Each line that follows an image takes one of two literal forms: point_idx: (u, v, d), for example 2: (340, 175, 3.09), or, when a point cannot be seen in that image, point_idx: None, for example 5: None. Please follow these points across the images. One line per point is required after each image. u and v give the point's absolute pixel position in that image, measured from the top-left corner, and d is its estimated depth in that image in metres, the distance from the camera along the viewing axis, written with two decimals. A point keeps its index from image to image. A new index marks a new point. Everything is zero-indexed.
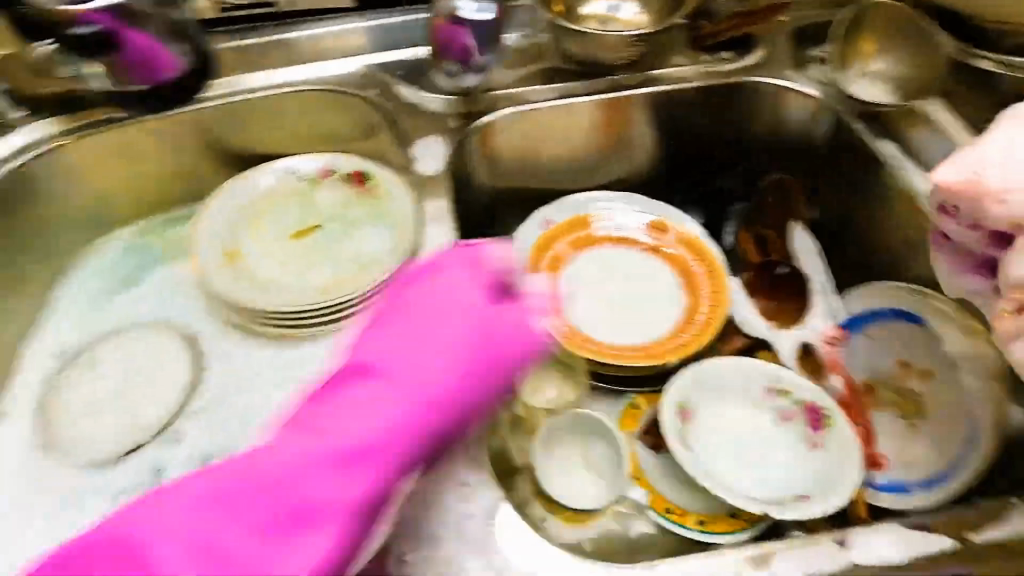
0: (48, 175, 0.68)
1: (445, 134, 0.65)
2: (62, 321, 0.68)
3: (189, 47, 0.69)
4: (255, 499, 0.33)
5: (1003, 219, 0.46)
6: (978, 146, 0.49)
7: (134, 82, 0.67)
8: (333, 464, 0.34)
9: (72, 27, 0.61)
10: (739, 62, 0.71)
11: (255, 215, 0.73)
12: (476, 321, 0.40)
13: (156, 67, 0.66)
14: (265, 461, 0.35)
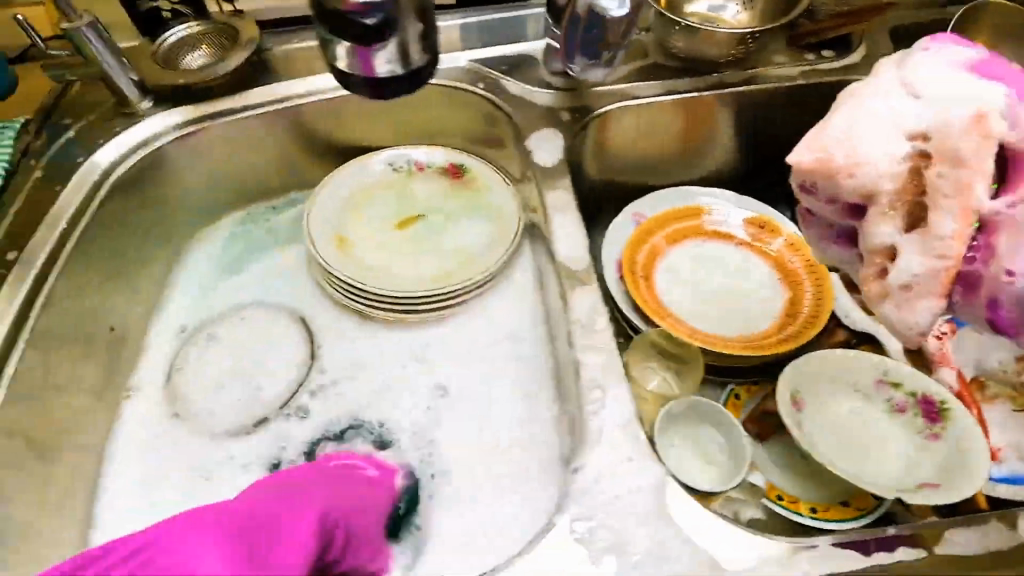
0: (170, 162, 0.70)
1: (562, 127, 0.68)
2: (177, 299, 0.69)
3: (428, 38, 0.44)
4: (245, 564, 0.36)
5: (856, 191, 0.40)
6: (827, 121, 0.41)
7: (351, 66, 0.43)
8: (280, 528, 0.40)
9: (349, 12, 0.40)
10: (839, 61, 0.73)
11: (358, 203, 0.75)
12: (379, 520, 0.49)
13: (370, 55, 0.42)
14: (246, 511, 0.40)
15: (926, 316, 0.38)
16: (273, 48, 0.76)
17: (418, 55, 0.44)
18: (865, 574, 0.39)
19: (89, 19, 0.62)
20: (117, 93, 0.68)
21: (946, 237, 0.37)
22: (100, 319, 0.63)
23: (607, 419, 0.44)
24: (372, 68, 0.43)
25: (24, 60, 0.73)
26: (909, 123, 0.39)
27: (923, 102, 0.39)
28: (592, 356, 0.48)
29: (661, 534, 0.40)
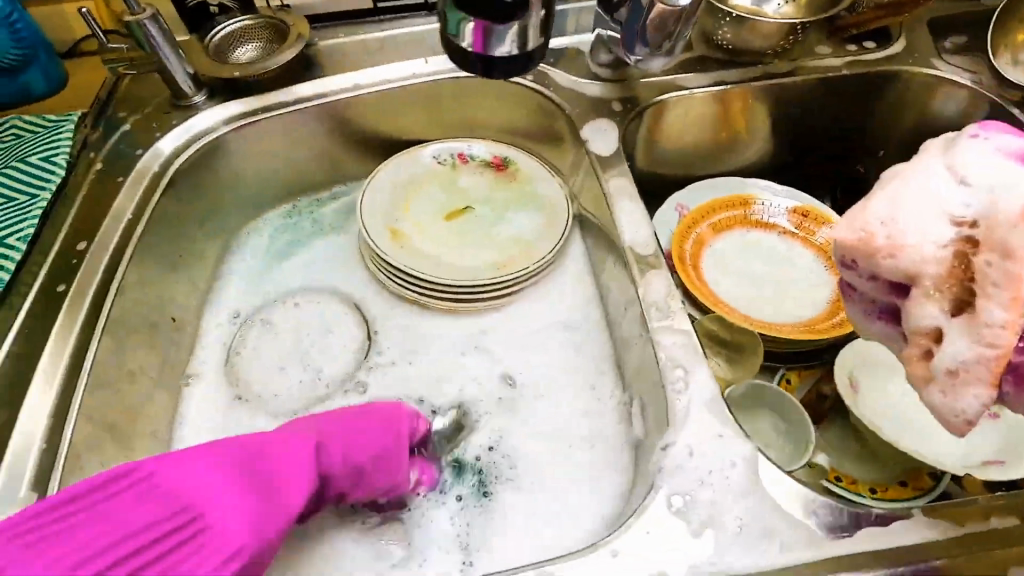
0: (222, 156, 0.70)
1: (615, 118, 0.70)
2: (232, 290, 0.69)
3: (546, 25, 0.47)
4: (240, 495, 0.43)
5: (897, 271, 0.39)
6: (865, 204, 0.41)
7: (471, 43, 0.46)
8: (276, 467, 0.46)
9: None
10: (882, 52, 0.74)
11: (407, 196, 0.75)
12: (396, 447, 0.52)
13: (492, 36, 0.45)
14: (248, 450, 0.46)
15: (974, 404, 0.36)
16: (320, 43, 0.77)
17: (533, 41, 0.46)
18: (960, 543, 0.40)
19: (151, 12, 0.62)
20: (172, 86, 0.68)
21: (995, 325, 0.35)
22: (164, 310, 0.62)
23: (694, 397, 0.45)
24: (492, 48, 0.46)
25: (72, 54, 0.74)
26: (955, 208, 0.38)
27: (970, 189, 0.38)
28: (669, 337, 0.49)
29: (761, 509, 0.41)
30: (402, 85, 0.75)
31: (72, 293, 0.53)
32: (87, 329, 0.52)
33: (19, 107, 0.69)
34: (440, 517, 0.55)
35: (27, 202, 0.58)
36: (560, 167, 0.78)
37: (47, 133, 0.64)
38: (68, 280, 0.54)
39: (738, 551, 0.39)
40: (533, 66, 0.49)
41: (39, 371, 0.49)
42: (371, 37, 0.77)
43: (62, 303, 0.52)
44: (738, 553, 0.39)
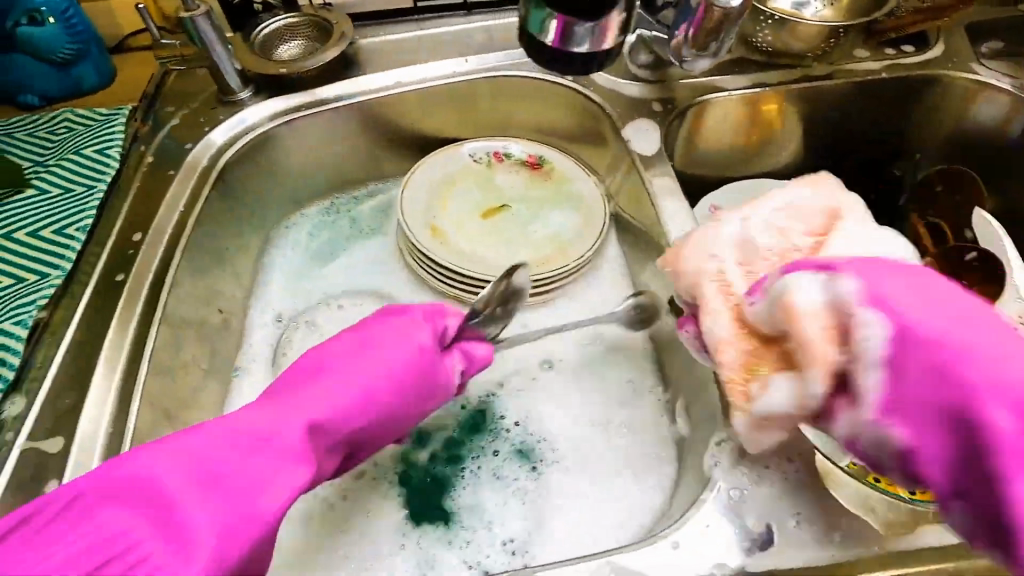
0: (266, 152, 0.71)
1: (655, 118, 0.70)
2: (274, 285, 0.71)
3: (626, 26, 0.49)
4: (243, 467, 0.40)
5: (686, 289, 0.48)
6: (693, 235, 0.51)
7: (557, 38, 0.48)
8: (264, 451, 0.41)
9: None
10: (920, 56, 0.74)
11: (443, 193, 0.76)
12: (412, 375, 0.49)
13: (578, 31, 0.47)
14: (230, 436, 0.41)
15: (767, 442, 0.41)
16: (361, 42, 0.78)
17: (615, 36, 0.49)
18: None
19: (205, 9, 0.63)
20: (221, 82, 0.69)
21: (817, 398, 0.36)
22: (213, 302, 0.63)
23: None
24: (575, 44, 0.48)
25: (120, 49, 0.75)
26: (721, 253, 0.48)
27: (727, 245, 0.48)
28: None
29: (816, 503, 0.44)
30: (443, 84, 0.76)
31: (129, 285, 0.54)
32: (146, 318, 0.53)
33: (69, 101, 0.70)
34: (500, 499, 0.55)
35: (83, 194, 0.59)
36: (597, 167, 0.79)
37: (99, 127, 0.65)
38: (126, 270, 0.55)
39: (800, 551, 0.42)
40: (607, 66, 0.52)
41: (103, 359, 0.50)
42: (411, 36, 0.78)
43: (121, 294, 0.53)
44: (801, 550, 0.42)
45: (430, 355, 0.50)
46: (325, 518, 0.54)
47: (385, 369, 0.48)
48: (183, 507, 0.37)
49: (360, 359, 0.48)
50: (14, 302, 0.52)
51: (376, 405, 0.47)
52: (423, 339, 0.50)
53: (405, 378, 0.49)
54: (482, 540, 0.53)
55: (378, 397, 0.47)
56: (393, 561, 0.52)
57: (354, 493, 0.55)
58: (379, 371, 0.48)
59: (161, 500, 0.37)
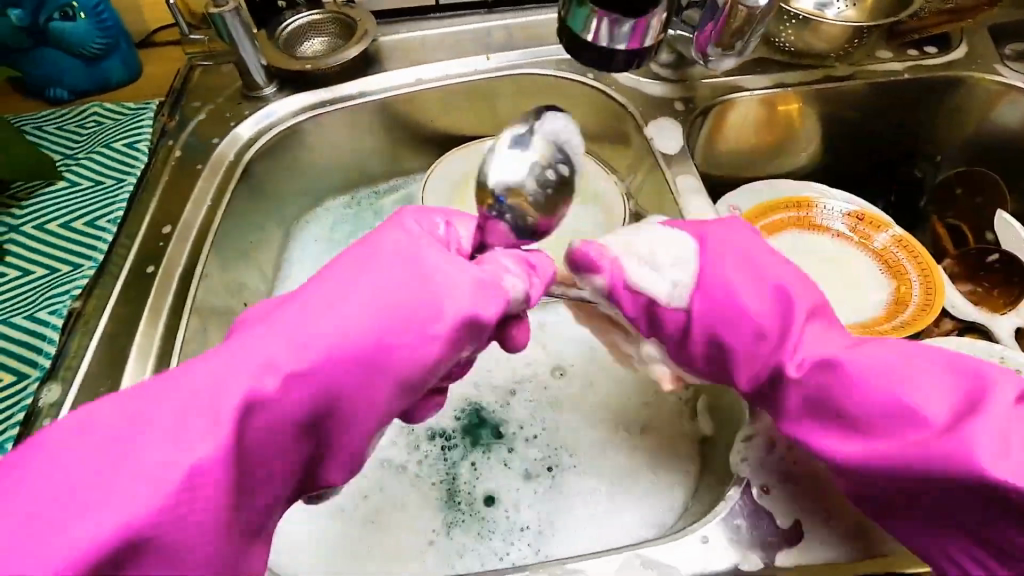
0: (290, 147, 0.71)
1: (677, 118, 0.70)
2: (297, 278, 0.72)
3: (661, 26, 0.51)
4: (174, 423, 0.32)
5: None
6: None
7: (597, 37, 0.49)
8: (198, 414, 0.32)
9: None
10: (943, 58, 0.74)
11: (462, 191, 0.76)
12: (397, 294, 0.37)
13: (619, 30, 0.48)
14: (155, 402, 0.32)
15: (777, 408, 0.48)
16: (384, 39, 0.78)
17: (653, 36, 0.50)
18: None
19: (234, 6, 0.63)
20: (246, 77, 0.70)
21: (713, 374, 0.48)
22: (239, 294, 0.63)
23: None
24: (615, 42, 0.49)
25: (146, 44, 0.76)
26: None
27: None
28: None
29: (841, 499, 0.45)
30: (464, 82, 0.76)
31: (160, 276, 0.55)
32: (176, 309, 0.53)
33: (97, 95, 0.71)
34: (522, 495, 0.56)
35: (114, 187, 0.60)
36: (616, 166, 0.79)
37: (127, 121, 0.66)
38: (157, 262, 0.56)
39: (828, 544, 0.43)
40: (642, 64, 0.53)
41: (135, 349, 0.50)
42: (432, 34, 0.79)
43: (152, 285, 0.54)
44: (827, 546, 0.43)
45: (419, 270, 0.37)
46: (350, 508, 0.55)
47: (361, 291, 0.37)
48: (110, 468, 0.31)
49: (331, 282, 0.37)
50: (49, 292, 0.53)
51: (357, 338, 0.35)
52: (405, 248, 0.38)
53: (390, 301, 0.36)
54: (506, 533, 0.54)
55: (356, 327, 0.36)
56: (416, 551, 0.53)
57: (377, 485, 0.56)
58: (356, 292, 0.37)
59: (85, 466, 0.31)
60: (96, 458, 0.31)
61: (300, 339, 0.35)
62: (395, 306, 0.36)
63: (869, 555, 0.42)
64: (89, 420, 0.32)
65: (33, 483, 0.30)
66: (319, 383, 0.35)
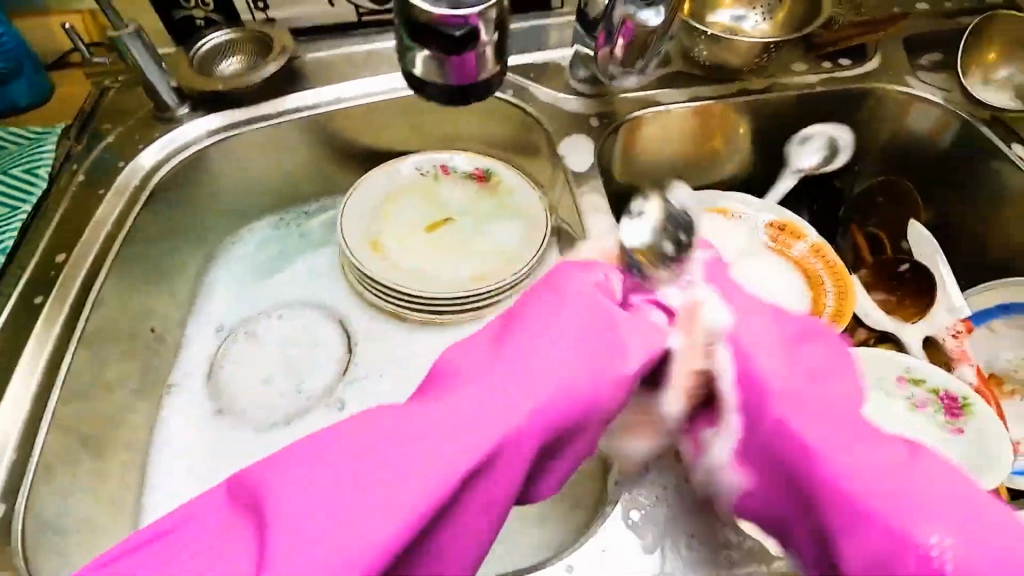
0: (205, 170, 0.70)
1: (591, 134, 0.71)
2: (217, 298, 0.70)
3: (501, 53, 0.47)
4: (424, 457, 0.34)
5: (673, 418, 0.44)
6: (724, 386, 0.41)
7: (427, 72, 0.45)
8: (429, 452, 0.34)
9: (439, 23, 0.42)
10: (857, 69, 0.75)
11: (385, 209, 0.74)
12: (603, 346, 0.39)
13: (457, 64, 0.45)
14: (383, 437, 0.34)
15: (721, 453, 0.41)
16: (306, 56, 0.76)
17: (490, 67, 0.46)
18: None
19: (133, 28, 0.63)
20: (156, 100, 0.69)
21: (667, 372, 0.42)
22: (144, 320, 0.63)
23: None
24: (448, 76, 0.45)
25: (59, 65, 0.74)
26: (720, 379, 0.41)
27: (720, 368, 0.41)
28: None
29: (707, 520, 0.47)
30: (381, 100, 0.74)
31: (48, 305, 0.56)
32: (60, 343, 0.54)
33: (5, 119, 0.70)
34: None
35: (8, 215, 0.60)
36: (543, 180, 0.78)
37: (30, 146, 0.65)
38: (46, 293, 0.56)
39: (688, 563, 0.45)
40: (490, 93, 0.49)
41: (17, 381, 0.52)
42: (355, 51, 0.77)
43: (39, 316, 0.55)
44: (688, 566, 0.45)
45: (611, 320, 0.40)
46: None
47: (564, 342, 0.39)
48: (376, 495, 0.32)
49: (531, 332, 0.39)
50: None
51: (572, 382, 0.38)
52: (603, 302, 0.40)
53: (588, 351, 0.39)
54: None
55: (571, 375, 0.38)
56: None
57: None
58: (548, 340, 0.39)
59: (343, 487, 0.32)
60: (349, 482, 0.32)
61: (519, 385, 0.37)
62: (590, 362, 0.38)
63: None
64: (342, 444, 0.34)
65: (336, 505, 0.32)
66: (546, 426, 0.37)
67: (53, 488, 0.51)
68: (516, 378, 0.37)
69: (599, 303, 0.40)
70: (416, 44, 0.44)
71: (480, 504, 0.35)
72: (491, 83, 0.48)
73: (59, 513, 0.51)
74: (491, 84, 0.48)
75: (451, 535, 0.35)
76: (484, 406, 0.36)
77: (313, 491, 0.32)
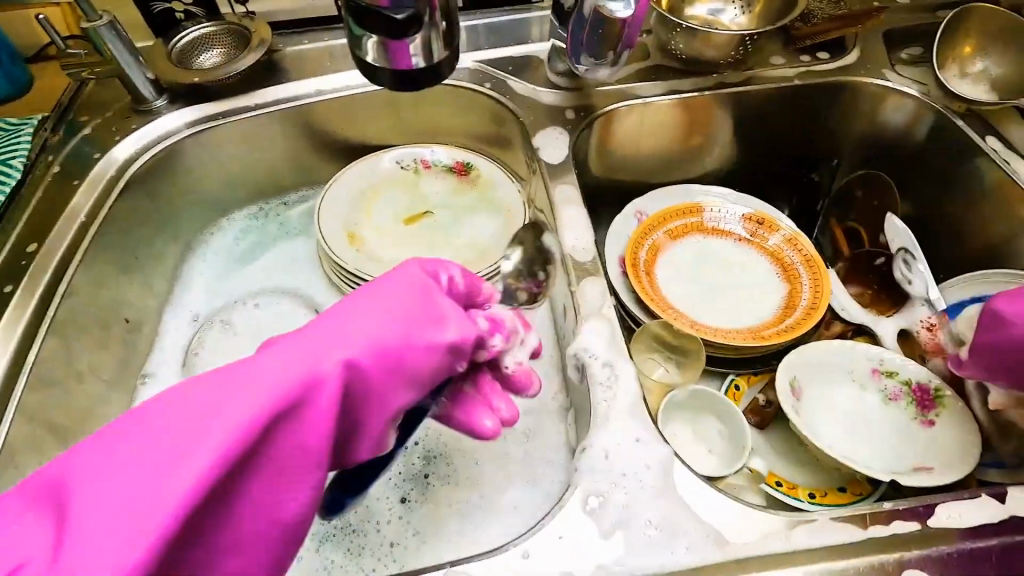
0: (182, 162, 0.70)
1: (566, 127, 0.71)
2: (194, 288, 0.71)
3: (450, 38, 0.47)
4: (222, 409, 0.35)
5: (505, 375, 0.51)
6: None
7: (378, 58, 0.45)
8: (211, 410, 0.34)
9: (380, 6, 0.41)
10: (836, 62, 0.75)
11: (364, 202, 0.74)
12: (411, 306, 0.41)
13: (405, 47, 0.44)
14: (172, 402, 0.35)
15: None
16: (285, 49, 0.76)
17: (439, 51, 0.46)
18: (845, 549, 0.44)
19: (108, 20, 0.63)
20: (133, 92, 0.69)
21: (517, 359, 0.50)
22: (116, 311, 0.63)
23: (621, 391, 0.51)
24: (396, 62, 0.45)
25: (40, 58, 0.75)
26: None
27: None
28: (595, 325, 0.55)
29: (668, 510, 0.45)
30: (361, 93, 0.74)
31: (19, 294, 0.56)
32: (30, 331, 0.55)
33: None
34: (394, 516, 0.55)
35: None
36: (522, 172, 0.78)
37: (6, 137, 0.65)
38: (16, 282, 0.57)
39: (646, 552, 0.44)
40: (442, 80, 0.49)
41: None
42: (334, 44, 0.77)
43: (8, 303, 0.55)
44: (645, 555, 0.44)
45: (423, 290, 0.42)
46: None
47: (371, 303, 0.41)
48: (191, 441, 0.33)
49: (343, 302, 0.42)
50: None
51: (377, 343, 0.39)
52: (409, 276, 0.43)
53: (396, 316, 0.41)
54: (373, 548, 0.53)
55: (374, 329, 0.40)
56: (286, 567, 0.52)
57: None
58: (358, 310, 0.41)
59: (124, 456, 0.33)
60: (129, 451, 0.33)
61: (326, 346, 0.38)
62: (397, 327, 0.40)
63: (689, 560, 0.43)
64: (163, 406, 0.35)
65: (109, 477, 0.32)
66: (358, 374, 0.38)
67: (17, 474, 0.51)
68: (318, 340, 0.38)
69: (411, 278, 0.43)
70: (362, 30, 0.44)
71: (276, 464, 0.36)
72: (441, 69, 0.47)
73: None
74: (441, 69, 0.47)
75: (262, 488, 0.36)
76: (283, 358, 0.37)
77: (128, 449, 0.33)
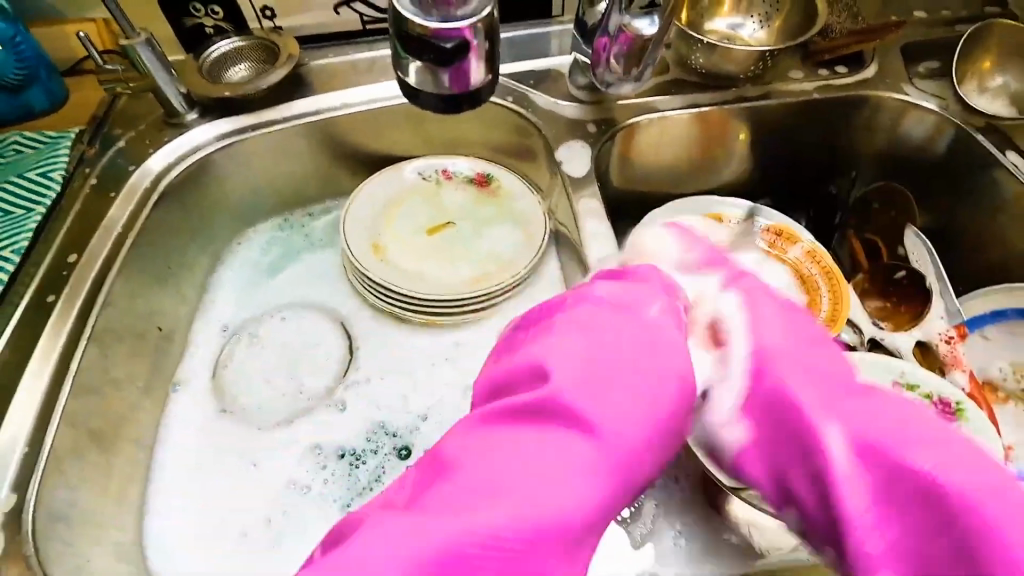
0: (211, 174, 0.72)
1: (588, 140, 0.72)
2: (224, 299, 0.72)
3: (492, 61, 0.48)
4: (524, 486, 0.33)
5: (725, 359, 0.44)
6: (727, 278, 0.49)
7: (420, 81, 0.47)
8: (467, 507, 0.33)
9: (431, 36, 0.44)
10: (854, 76, 0.75)
11: (388, 213, 0.76)
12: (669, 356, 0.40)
13: (453, 74, 0.46)
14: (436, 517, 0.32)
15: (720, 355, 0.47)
16: (310, 63, 0.78)
17: (481, 74, 0.47)
18: None
19: (144, 37, 0.65)
20: (166, 106, 0.71)
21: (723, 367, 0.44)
22: (149, 320, 0.65)
23: None
24: (440, 86, 0.47)
25: (74, 72, 0.77)
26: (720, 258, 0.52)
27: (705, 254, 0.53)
28: None
29: (696, 520, 0.48)
30: (385, 107, 0.75)
31: (60, 305, 0.58)
32: (73, 341, 0.57)
33: (20, 124, 0.73)
34: None
35: (23, 216, 0.63)
36: (542, 183, 0.79)
37: (45, 151, 0.67)
38: (57, 292, 0.59)
39: (677, 561, 0.47)
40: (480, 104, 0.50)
41: (28, 378, 0.54)
42: (358, 58, 0.78)
43: (51, 314, 0.58)
44: (676, 565, 0.47)
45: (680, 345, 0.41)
46: (255, 536, 0.57)
47: (618, 349, 0.39)
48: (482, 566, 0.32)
49: (596, 360, 0.38)
50: None
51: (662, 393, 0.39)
52: (641, 333, 0.40)
53: (659, 368, 0.39)
54: None
55: (646, 424, 0.37)
56: None
57: (288, 505, 0.59)
58: (614, 353, 0.39)
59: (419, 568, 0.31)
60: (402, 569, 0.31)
61: (612, 410, 0.37)
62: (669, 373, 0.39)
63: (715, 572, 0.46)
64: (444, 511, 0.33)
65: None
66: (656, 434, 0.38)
67: (62, 479, 0.53)
68: (606, 404, 0.37)
69: (640, 326, 0.40)
70: (407, 56, 0.46)
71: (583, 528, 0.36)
72: (482, 94, 0.49)
73: (65, 502, 0.53)
74: (479, 95, 0.49)
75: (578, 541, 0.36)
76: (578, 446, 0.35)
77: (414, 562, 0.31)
